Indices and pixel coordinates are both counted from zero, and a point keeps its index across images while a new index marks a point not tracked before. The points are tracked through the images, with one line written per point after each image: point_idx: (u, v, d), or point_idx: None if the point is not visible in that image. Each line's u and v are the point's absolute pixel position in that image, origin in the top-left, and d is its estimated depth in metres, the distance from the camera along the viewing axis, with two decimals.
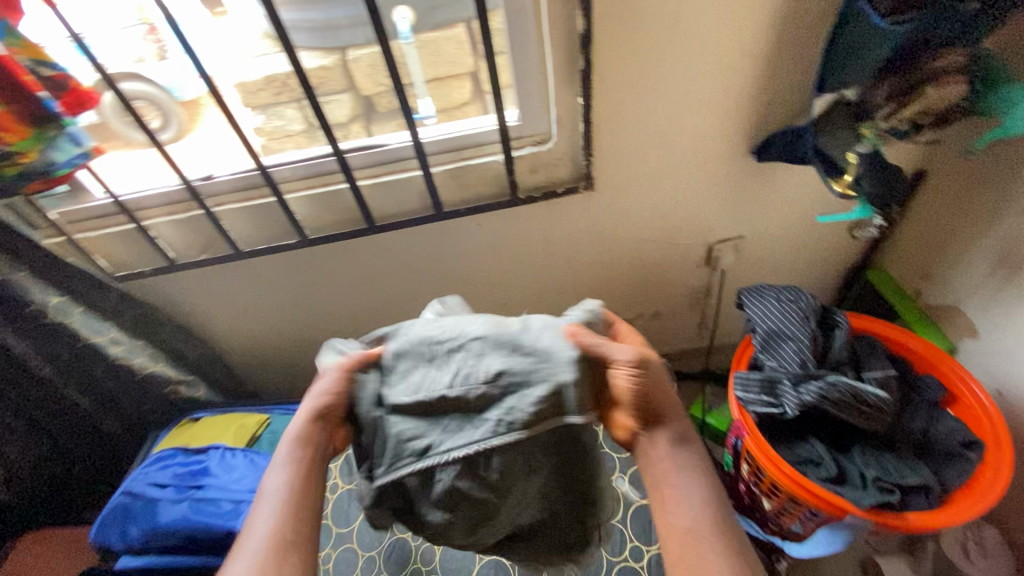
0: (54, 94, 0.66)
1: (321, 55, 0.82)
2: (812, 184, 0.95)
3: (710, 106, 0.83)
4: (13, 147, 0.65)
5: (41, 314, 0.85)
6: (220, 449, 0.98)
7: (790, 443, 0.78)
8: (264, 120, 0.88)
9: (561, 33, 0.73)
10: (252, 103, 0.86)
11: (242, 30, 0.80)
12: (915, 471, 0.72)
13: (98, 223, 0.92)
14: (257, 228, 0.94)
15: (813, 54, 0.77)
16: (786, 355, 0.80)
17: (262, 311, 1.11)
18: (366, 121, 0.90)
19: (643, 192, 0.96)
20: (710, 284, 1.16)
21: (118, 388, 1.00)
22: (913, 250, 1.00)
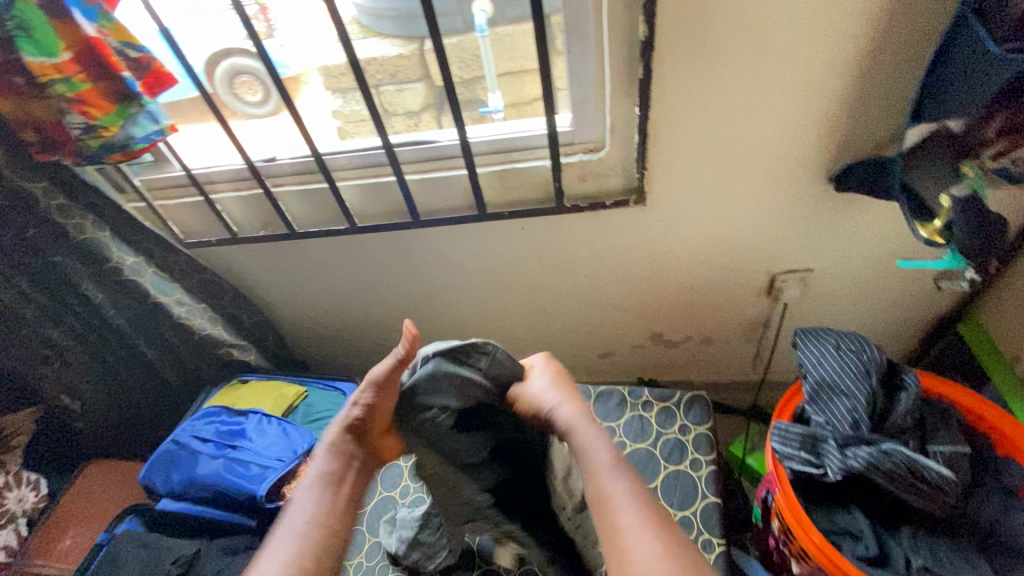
0: (136, 75, 0.72)
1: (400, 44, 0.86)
2: (900, 221, 0.84)
3: (784, 126, 0.75)
4: (98, 122, 0.72)
5: (118, 271, 0.93)
6: (259, 414, 1.04)
7: (828, 509, 0.70)
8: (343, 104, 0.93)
9: (622, 39, 0.69)
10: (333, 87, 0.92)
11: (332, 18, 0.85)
12: (973, 567, 0.63)
13: (174, 191, 0.99)
14: (311, 211, 0.98)
15: (913, 76, 0.67)
16: (837, 412, 0.72)
17: (313, 288, 1.16)
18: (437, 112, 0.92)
19: (700, 212, 0.89)
20: (769, 316, 1.06)
21: (179, 345, 1.09)
22: (1019, 308, 0.87)
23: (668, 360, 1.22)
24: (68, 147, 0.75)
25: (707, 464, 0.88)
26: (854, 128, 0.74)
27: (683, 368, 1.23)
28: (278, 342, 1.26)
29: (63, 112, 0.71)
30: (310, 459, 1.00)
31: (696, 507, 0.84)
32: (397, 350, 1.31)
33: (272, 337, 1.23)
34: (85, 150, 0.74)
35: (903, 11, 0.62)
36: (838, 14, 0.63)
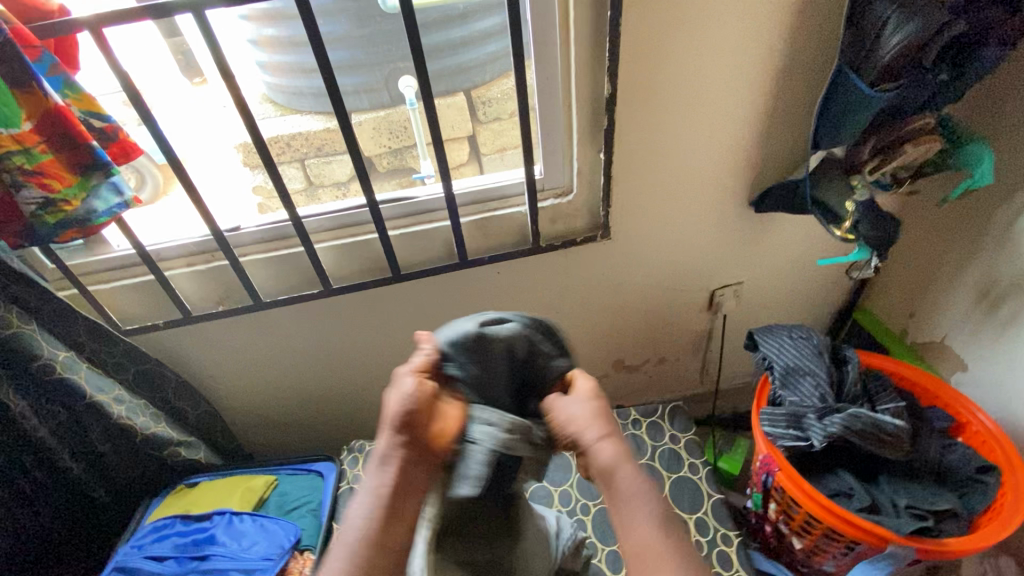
0: (102, 145, 0.69)
1: (324, 119, 1.04)
2: (803, 233, 1.05)
3: (715, 162, 0.92)
4: (59, 195, 0.66)
5: (48, 369, 0.80)
6: (226, 514, 0.91)
7: (821, 476, 0.81)
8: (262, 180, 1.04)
9: (588, 96, 0.81)
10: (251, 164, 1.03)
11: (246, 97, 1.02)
12: (942, 496, 0.76)
13: (112, 274, 0.90)
14: (280, 278, 0.94)
15: (803, 117, 0.88)
16: (806, 390, 0.84)
17: (268, 367, 1.07)
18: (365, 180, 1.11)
19: (653, 242, 1.02)
20: (711, 328, 1.21)
21: (109, 453, 0.92)
22: (896, 292, 1.10)
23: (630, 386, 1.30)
24: (9, 229, 0.67)
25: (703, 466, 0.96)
26: (765, 159, 0.92)
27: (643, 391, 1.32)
28: (227, 436, 1.11)
29: (18, 187, 0.64)
30: (300, 553, 0.89)
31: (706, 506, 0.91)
32: (361, 423, 1.23)
33: (221, 430, 1.09)
34: (35, 227, 0.67)
35: (792, 70, 0.82)
36: (750, 73, 0.81)
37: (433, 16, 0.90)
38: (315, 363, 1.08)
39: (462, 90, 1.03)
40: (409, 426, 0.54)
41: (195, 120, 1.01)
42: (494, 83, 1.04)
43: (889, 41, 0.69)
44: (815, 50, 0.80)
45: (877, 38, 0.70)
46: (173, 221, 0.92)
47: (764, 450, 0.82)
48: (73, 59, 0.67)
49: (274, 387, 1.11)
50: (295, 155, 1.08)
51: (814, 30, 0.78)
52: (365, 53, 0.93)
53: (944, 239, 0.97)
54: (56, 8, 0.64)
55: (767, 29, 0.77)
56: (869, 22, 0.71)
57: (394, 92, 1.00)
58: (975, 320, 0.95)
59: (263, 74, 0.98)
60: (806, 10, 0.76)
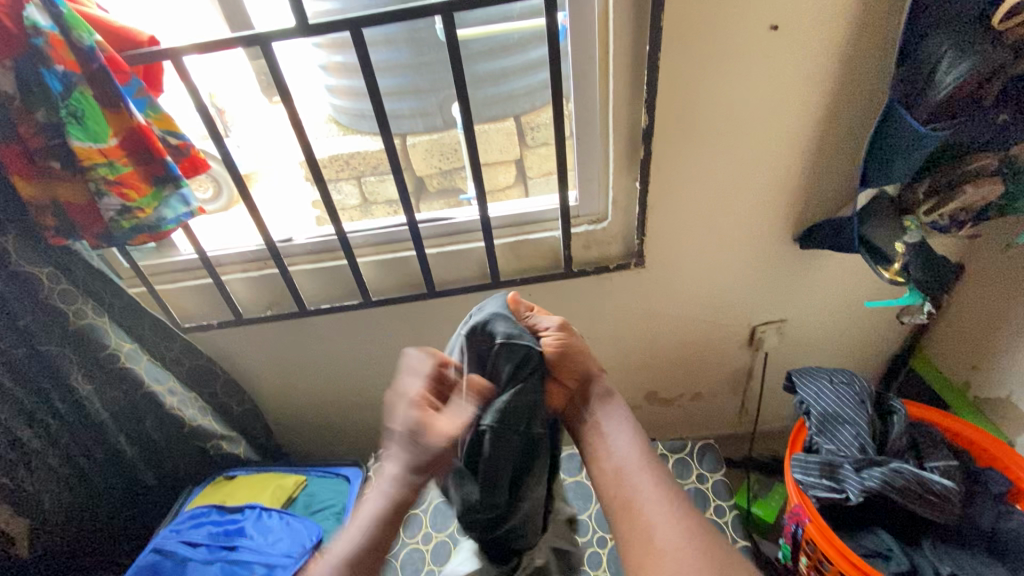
0: (175, 159, 0.76)
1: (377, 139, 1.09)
2: (852, 273, 1.00)
3: (757, 196, 0.90)
4: (134, 204, 0.73)
5: (114, 359, 0.87)
6: (257, 509, 0.96)
7: (856, 534, 0.75)
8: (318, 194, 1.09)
9: (625, 127, 0.82)
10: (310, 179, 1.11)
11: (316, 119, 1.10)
12: (994, 569, 0.69)
13: (177, 276, 0.98)
14: (324, 289, 1.00)
15: (852, 153, 0.84)
16: (844, 439, 0.79)
17: (308, 371, 1.13)
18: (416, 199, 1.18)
19: (690, 274, 1.00)
20: (751, 366, 1.16)
21: (161, 440, 0.99)
22: (957, 342, 1.02)
23: (663, 419, 1.27)
24: (91, 230, 0.75)
25: (729, 509, 0.91)
26: (810, 195, 0.89)
27: (676, 425, 1.28)
28: (266, 433, 1.18)
29: (100, 195, 0.72)
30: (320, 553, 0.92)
31: None
32: None
33: (261, 427, 1.16)
34: (113, 230, 0.75)
35: (841, 107, 0.80)
36: (794, 108, 0.80)
37: (484, 46, 0.92)
38: (352, 371, 1.13)
39: (512, 116, 1.05)
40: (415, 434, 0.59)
41: (264, 137, 1.08)
42: (542, 110, 1.06)
43: (945, 78, 0.66)
44: (866, 86, 0.78)
45: (931, 74, 0.67)
46: (232, 230, 1.00)
47: (795, 499, 0.78)
48: (158, 83, 0.75)
49: (313, 391, 1.17)
50: (354, 172, 1.14)
51: (865, 68, 0.76)
52: (419, 79, 0.97)
53: (1011, 288, 0.89)
54: (146, 38, 0.71)
55: (813, 66, 0.76)
56: (921, 59, 0.68)
57: (448, 117, 1.04)
58: None
59: (332, 97, 1.03)
60: (857, 46, 0.74)
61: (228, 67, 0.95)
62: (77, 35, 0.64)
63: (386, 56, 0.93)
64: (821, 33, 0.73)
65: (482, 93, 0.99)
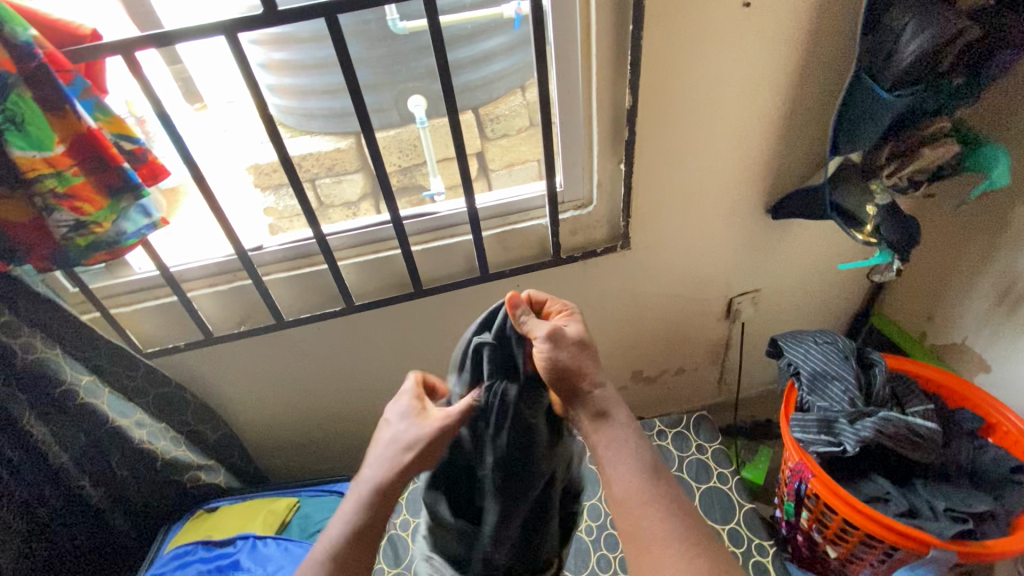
0: (131, 166, 0.69)
1: (334, 139, 1.05)
2: (817, 240, 1.06)
3: (733, 172, 0.93)
4: (89, 219, 0.66)
5: (70, 395, 0.79)
6: (250, 538, 0.89)
7: (855, 482, 0.80)
8: (274, 200, 1.07)
9: (608, 110, 0.82)
10: (265, 185, 1.06)
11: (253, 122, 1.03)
12: (980, 498, 0.75)
13: (132, 297, 0.89)
14: (302, 297, 0.94)
15: (819, 125, 0.89)
16: (835, 395, 0.83)
17: (286, 387, 1.06)
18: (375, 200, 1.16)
19: (672, 252, 1.02)
20: (729, 336, 1.20)
21: (129, 479, 0.90)
22: (913, 295, 1.11)
23: (649, 397, 1.29)
24: (37, 252, 0.67)
25: (732, 475, 0.95)
26: (780, 168, 0.93)
27: (662, 402, 1.31)
28: (245, 458, 1.10)
29: (48, 211, 0.64)
30: None
31: (738, 517, 0.90)
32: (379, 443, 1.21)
33: (239, 453, 1.08)
34: (64, 250, 0.67)
35: (807, 81, 0.84)
36: (765, 84, 0.83)
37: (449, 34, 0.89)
38: (334, 382, 1.07)
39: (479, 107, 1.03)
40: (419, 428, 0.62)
41: (202, 144, 1.00)
42: (501, 101, 1.05)
43: (908, 47, 0.70)
44: (828, 61, 0.82)
45: (894, 44, 0.71)
46: (195, 243, 0.93)
47: (796, 457, 0.82)
48: (104, 83, 0.68)
49: (293, 407, 1.10)
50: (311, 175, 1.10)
51: (829, 41, 0.80)
52: (382, 72, 0.93)
53: (962, 240, 0.97)
54: (89, 31, 0.64)
55: (782, 42, 0.79)
56: (884, 29, 0.72)
57: (404, 112, 1.01)
58: (995, 320, 0.96)
59: (274, 96, 0.96)
60: (821, 21, 0.78)
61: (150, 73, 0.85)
62: (11, 29, 0.56)
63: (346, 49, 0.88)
64: (789, 9, 0.76)
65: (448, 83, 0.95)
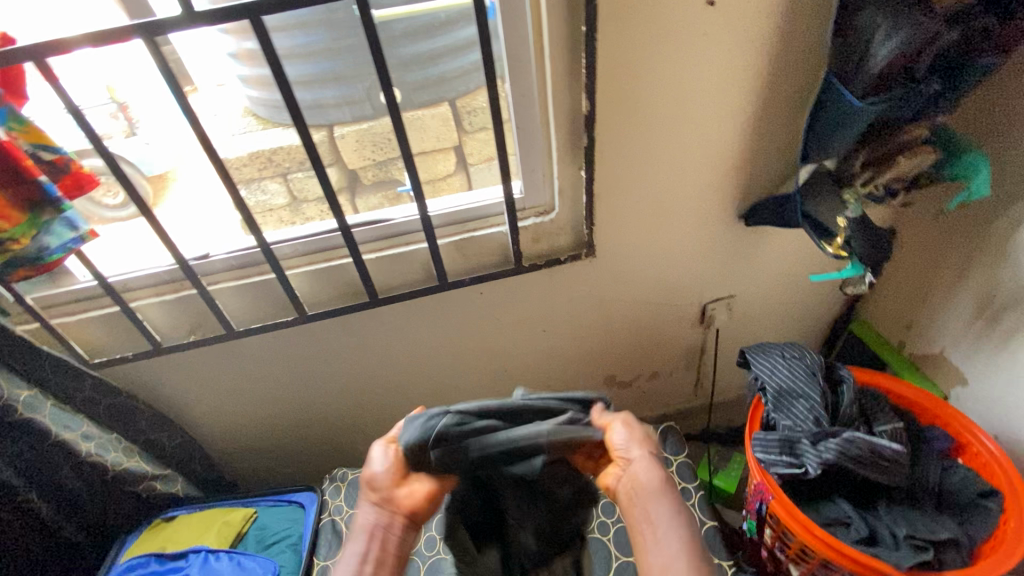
0: (53, 178, 0.64)
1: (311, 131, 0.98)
2: (794, 245, 1.02)
3: (703, 178, 0.88)
4: (4, 233, 0.63)
5: (9, 410, 0.77)
6: (203, 552, 0.88)
7: (816, 503, 0.77)
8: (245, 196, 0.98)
9: (566, 114, 0.78)
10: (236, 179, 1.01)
11: (227, 113, 0.97)
12: (943, 524, 0.73)
13: (76, 307, 0.86)
14: (254, 306, 0.91)
15: (793, 129, 0.84)
16: (799, 414, 0.81)
17: (245, 394, 1.03)
18: (350, 192, 1.07)
19: (641, 258, 0.98)
20: (705, 341, 1.17)
21: (82, 490, 0.89)
22: (893, 304, 1.07)
23: (624, 402, 1.27)
24: None
25: (696, 491, 0.93)
26: (752, 173, 0.89)
27: (637, 406, 1.29)
28: (207, 465, 1.08)
29: None
30: None
31: (699, 535, 0.88)
32: (346, 448, 1.20)
33: (200, 460, 1.06)
34: None
35: (778, 83, 0.79)
36: (731, 88, 0.78)
37: (408, 26, 0.84)
38: (297, 389, 1.05)
39: (445, 101, 0.97)
40: (375, 490, 0.63)
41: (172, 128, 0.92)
42: (475, 93, 0.98)
43: (879, 51, 0.65)
44: (800, 62, 0.77)
45: (866, 48, 0.67)
46: (138, 250, 0.88)
47: (758, 477, 0.79)
48: (20, 88, 0.63)
49: (254, 414, 1.08)
50: (278, 169, 1.03)
51: (800, 42, 0.75)
52: (340, 66, 0.87)
53: (943, 249, 0.93)
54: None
55: (749, 43, 0.74)
56: (855, 32, 0.67)
57: (377, 104, 0.96)
58: (973, 333, 0.92)
59: (246, 87, 0.91)
60: (793, 21, 0.73)
61: (125, 58, 0.81)
62: None
63: (301, 41, 0.83)
64: (759, 6, 0.71)
65: (408, 78, 0.90)
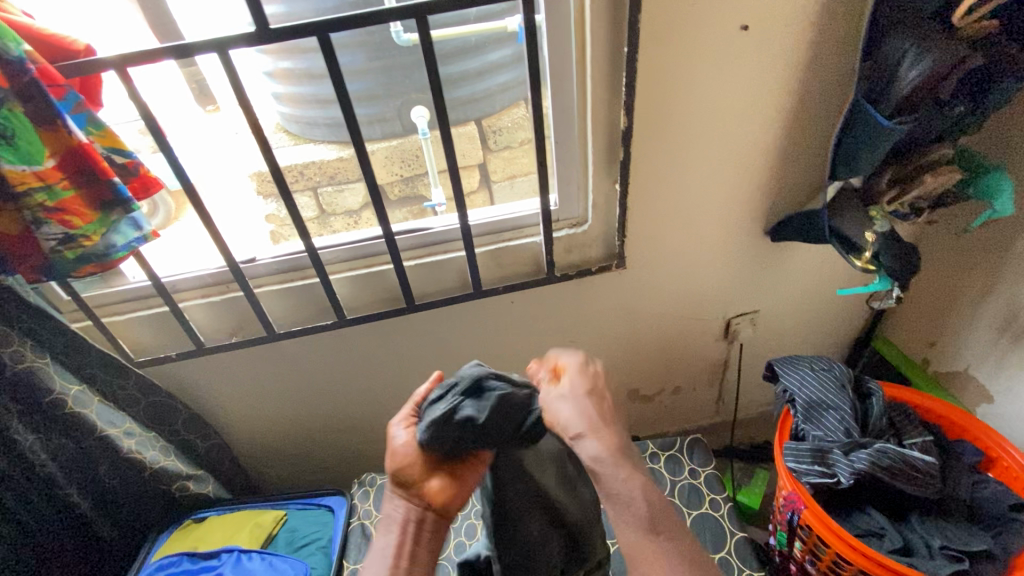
0: (123, 179, 0.69)
1: (337, 148, 1.02)
2: (817, 262, 1.04)
3: (732, 192, 0.91)
4: (78, 231, 0.66)
5: (59, 404, 0.80)
6: (235, 552, 0.89)
7: (849, 514, 0.79)
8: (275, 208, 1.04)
9: (603, 129, 0.82)
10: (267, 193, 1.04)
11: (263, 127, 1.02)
12: (977, 536, 0.74)
13: (126, 306, 0.90)
14: (293, 310, 0.94)
15: (821, 146, 0.87)
16: (830, 424, 0.82)
17: (275, 399, 1.05)
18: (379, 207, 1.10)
19: (669, 272, 1.01)
20: (727, 356, 1.18)
21: (118, 487, 0.90)
22: (916, 322, 1.08)
23: (645, 417, 1.27)
24: (27, 264, 0.68)
25: (725, 502, 0.94)
26: (780, 190, 0.92)
27: (658, 421, 1.29)
28: (236, 468, 1.10)
29: (38, 223, 0.65)
30: None
31: (728, 546, 0.89)
32: (371, 456, 1.20)
33: (230, 463, 1.08)
34: (54, 262, 0.68)
35: (806, 103, 0.82)
36: (761, 108, 0.82)
37: (448, 49, 0.88)
38: (328, 393, 1.07)
39: (475, 120, 1.01)
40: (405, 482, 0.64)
41: (209, 150, 1.04)
42: (504, 113, 1.02)
43: (908, 73, 0.69)
44: (828, 85, 0.81)
45: (895, 69, 0.70)
46: (189, 253, 0.93)
47: (788, 487, 0.80)
48: (96, 95, 0.68)
49: (285, 419, 1.10)
50: (311, 183, 1.08)
51: (829, 63, 0.79)
52: (383, 84, 0.92)
53: (965, 268, 0.96)
54: (82, 46, 0.65)
55: (781, 65, 0.78)
56: (885, 55, 0.71)
57: (407, 122, 1.00)
58: (998, 349, 0.93)
59: (279, 105, 0.95)
60: (821, 44, 0.77)
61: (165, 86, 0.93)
62: (3, 44, 0.56)
63: (344, 60, 0.87)
64: (789, 32, 0.75)
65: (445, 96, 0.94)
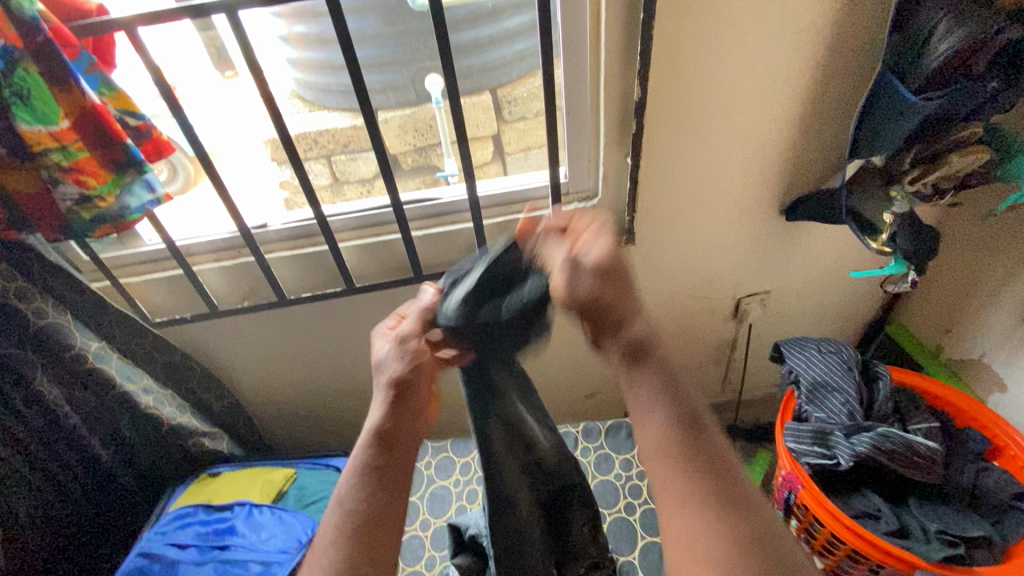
0: (136, 142, 0.70)
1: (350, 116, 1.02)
2: (833, 243, 1.01)
3: (746, 168, 0.89)
4: (93, 192, 0.68)
5: (80, 359, 0.83)
6: (247, 505, 0.93)
7: (845, 495, 0.79)
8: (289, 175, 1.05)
9: (617, 100, 0.80)
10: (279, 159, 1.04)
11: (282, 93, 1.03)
12: (975, 522, 0.74)
13: (143, 268, 0.92)
14: (304, 276, 0.96)
15: (844, 122, 0.84)
16: (833, 407, 0.82)
17: (285, 362, 1.08)
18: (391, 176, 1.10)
19: (680, 248, 1.00)
20: (736, 336, 1.17)
21: (136, 439, 0.95)
22: (932, 308, 1.06)
23: None
24: (47, 222, 0.69)
25: None
26: (798, 168, 0.90)
27: None
28: (249, 428, 1.14)
29: (54, 183, 0.66)
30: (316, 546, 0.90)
31: None
32: None
33: (243, 422, 1.12)
34: (72, 223, 0.70)
35: (830, 76, 0.79)
36: (781, 80, 0.79)
37: (461, 14, 0.86)
38: (338, 359, 1.09)
39: (489, 89, 0.99)
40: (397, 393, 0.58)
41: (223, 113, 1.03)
42: (518, 83, 1.00)
43: (939, 47, 0.66)
44: (853, 58, 0.77)
45: (925, 42, 0.67)
46: (203, 217, 0.94)
47: (788, 467, 0.80)
48: (110, 59, 0.69)
49: (296, 382, 1.13)
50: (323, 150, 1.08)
51: (857, 33, 0.75)
52: (394, 50, 0.90)
53: (987, 253, 0.93)
54: (94, 7, 0.66)
55: (805, 35, 0.75)
56: (917, 24, 0.68)
57: (420, 90, 0.98)
58: (1015, 338, 0.91)
59: (292, 69, 0.94)
60: (850, 13, 0.73)
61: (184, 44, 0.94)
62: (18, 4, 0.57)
63: (356, 25, 0.86)
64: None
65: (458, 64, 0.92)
